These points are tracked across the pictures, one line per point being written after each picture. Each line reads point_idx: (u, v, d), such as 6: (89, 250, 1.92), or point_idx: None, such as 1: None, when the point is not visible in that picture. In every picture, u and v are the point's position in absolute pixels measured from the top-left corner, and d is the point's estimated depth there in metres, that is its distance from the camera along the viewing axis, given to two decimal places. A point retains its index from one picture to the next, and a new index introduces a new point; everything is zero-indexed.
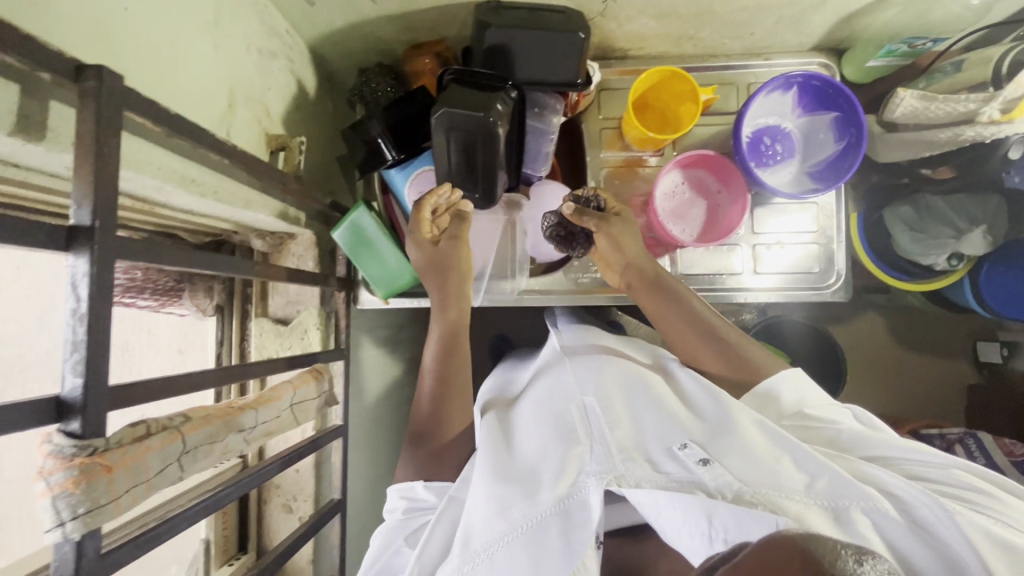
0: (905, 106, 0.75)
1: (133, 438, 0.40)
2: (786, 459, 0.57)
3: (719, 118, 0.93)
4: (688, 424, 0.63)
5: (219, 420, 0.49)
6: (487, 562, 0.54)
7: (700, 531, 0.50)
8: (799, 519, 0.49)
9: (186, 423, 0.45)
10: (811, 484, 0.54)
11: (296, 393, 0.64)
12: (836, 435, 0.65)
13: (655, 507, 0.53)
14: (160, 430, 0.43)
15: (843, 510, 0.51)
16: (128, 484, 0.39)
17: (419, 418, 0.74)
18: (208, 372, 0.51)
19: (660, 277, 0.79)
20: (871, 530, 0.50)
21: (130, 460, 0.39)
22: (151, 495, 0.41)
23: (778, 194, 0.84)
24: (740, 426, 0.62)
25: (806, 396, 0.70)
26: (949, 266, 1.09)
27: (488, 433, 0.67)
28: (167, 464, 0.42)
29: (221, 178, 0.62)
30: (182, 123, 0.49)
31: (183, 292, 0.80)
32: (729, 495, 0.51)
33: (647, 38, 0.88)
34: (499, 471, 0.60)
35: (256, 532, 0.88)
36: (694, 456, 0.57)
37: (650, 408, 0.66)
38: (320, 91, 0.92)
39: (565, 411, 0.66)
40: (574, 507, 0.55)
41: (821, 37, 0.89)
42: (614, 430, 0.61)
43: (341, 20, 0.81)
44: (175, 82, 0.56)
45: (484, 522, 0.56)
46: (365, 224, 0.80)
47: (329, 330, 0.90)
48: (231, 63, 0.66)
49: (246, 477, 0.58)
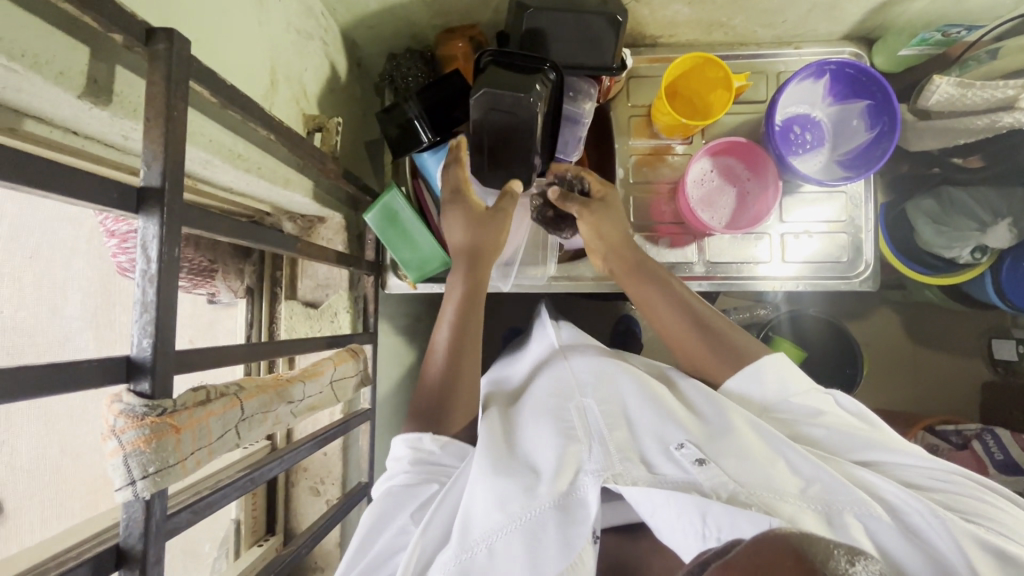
0: (941, 93, 0.74)
1: (195, 402, 0.40)
2: (780, 463, 0.58)
3: (748, 107, 0.93)
4: (688, 424, 0.64)
5: (272, 390, 0.49)
6: (485, 553, 0.54)
7: (694, 530, 0.51)
8: (792, 519, 0.51)
9: (243, 391, 0.45)
10: (804, 488, 0.55)
11: (337, 369, 0.64)
12: (823, 434, 0.64)
13: (650, 504, 0.55)
14: (219, 396, 0.43)
15: (836, 512, 0.53)
16: (193, 447, 0.39)
17: (426, 389, 0.71)
18: (255, 343, 0.51)
19: (643, 262, 0.79)
20: (865, 534, 0.51)
21: (196, 423, 0.39)
22: (212, 459, 0.41)
23: (808, 181, 0.84)
24: (734, 425, 0.63)
25: (789, 385, 0.69)
26: (973, 259, 1.10)
27: (489, 427, 0.66)
28: (227, 429, 0.42)
29: (264, 155, 0.62)
30: (236, 95, 0.50)
31: (216, 274, 0.80)
32: (723, 494, 0.53)
33: (679, 25, 0.89)
34: (498, 463, 0.60)
35: (283, 515, 0.88)
36: (690, 456, 0.58)
37: (649, 405, 0.66)
38: (350, 76, 0.92)
39: (564, 410, 0.67)
40: (573, 503, 0.56)
41: (852, 26, 0.89)
42: (613, 432, 0.63)
43: (376, 2, 0.81)
44: (225, 56, 0.56)
45: (484, 512, 0.56)
46: (398, 206, 0.81)
47: (357, 314, 0.93)
48: (273, 41, 0.66)
49: (288, 452, 0.59)
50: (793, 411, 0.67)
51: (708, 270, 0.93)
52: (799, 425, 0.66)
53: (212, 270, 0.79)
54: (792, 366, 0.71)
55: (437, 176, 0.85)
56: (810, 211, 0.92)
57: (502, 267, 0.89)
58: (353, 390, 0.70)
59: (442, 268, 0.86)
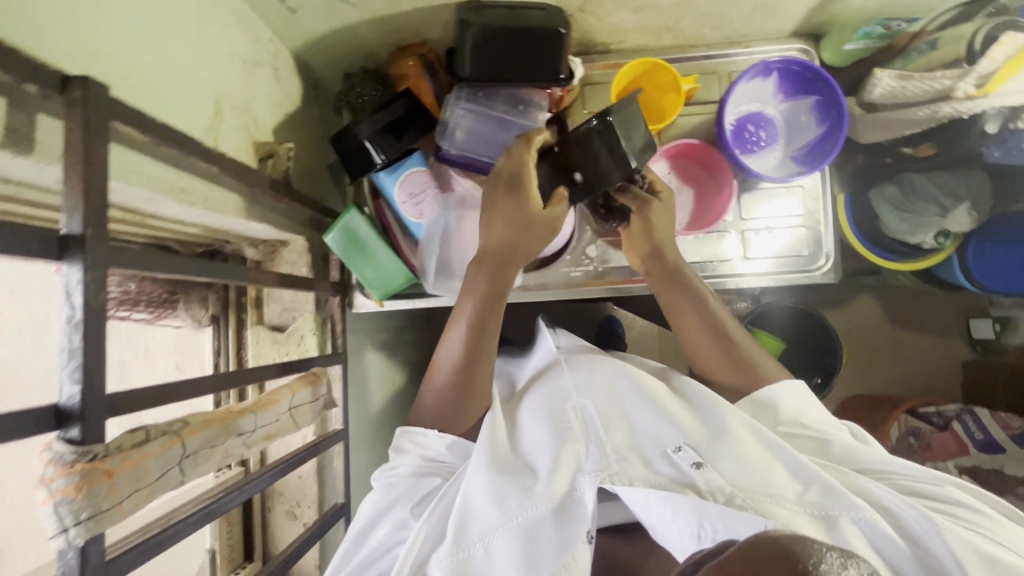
0: (883, 86, 0.77)
1: (133, 443, 0.41)
2: (779, 466, 0.61)
3: (702, 108, 0.94)
4: (687, 424, 0.66)
5: (218, 424, 0.49)
6: (483, 547, 0.60)
7: (689, 530, 0.56)
8: (787, 524, 0.54)
9: (185, 428, 0.45)
10: (802, 492, 0.58)
11: (294, 396, 0.64)
12: (828, 442, 0.67)
13: (647, 507, 0.59)
14: (160, 435, 0.43)
15: (832, 517, 0.55)
16: (130, 489, 0.39)
17: (430, 402, 0.74)
18: (202, 377, 0.51)
19: (678, 271, 0.82)
20: (860, 539, 0.53)
21: (131, 465, 0.39)
22: (153, 500, 0.41)
23: (763, 179, 0.86)
24: (732, 427, 0.65)
25: (807, 410, 0.71)
26: (937, 243, 1.10)
27: (493, 425, 0.71)
28: (168, 468, 0.43)
29: (211, 186, 0.63)
30: (170, 132, 0.50)
31: (178, 303, 0.80)
32: (720, 497, 0.56)
33: (628, 32, 0.89)
34: (498, 464, 0.65)
35: (261, 540, 0.88)
36: (688, 459, 0.62)
37: (644, 406, 0.69)
38: (307, 98, 0.92)
39: (561, 411, 0.70)
40: (569, 504, 0.62)
41: (798, 23, 0.90)
42: (610, 433, 0.66)
43: (325, 26, 0.81)
44: (159, 93, 0.56)
45: (482, 510, 0.62)
46: (357, 226, 0.80)
47: (326, 334, 0.88)
48: (216, 73, 0.67)
49: (252, 481, 0.59)
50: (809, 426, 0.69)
51: None
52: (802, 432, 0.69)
53: (173, 300, 0.80)
54: (804, 391, 0.74)
55: (395, 195, 0.85)
56: (769, 207, 0.93)
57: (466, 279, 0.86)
58: (316, 415, 0.71)
59: (406, 284, 0.87)
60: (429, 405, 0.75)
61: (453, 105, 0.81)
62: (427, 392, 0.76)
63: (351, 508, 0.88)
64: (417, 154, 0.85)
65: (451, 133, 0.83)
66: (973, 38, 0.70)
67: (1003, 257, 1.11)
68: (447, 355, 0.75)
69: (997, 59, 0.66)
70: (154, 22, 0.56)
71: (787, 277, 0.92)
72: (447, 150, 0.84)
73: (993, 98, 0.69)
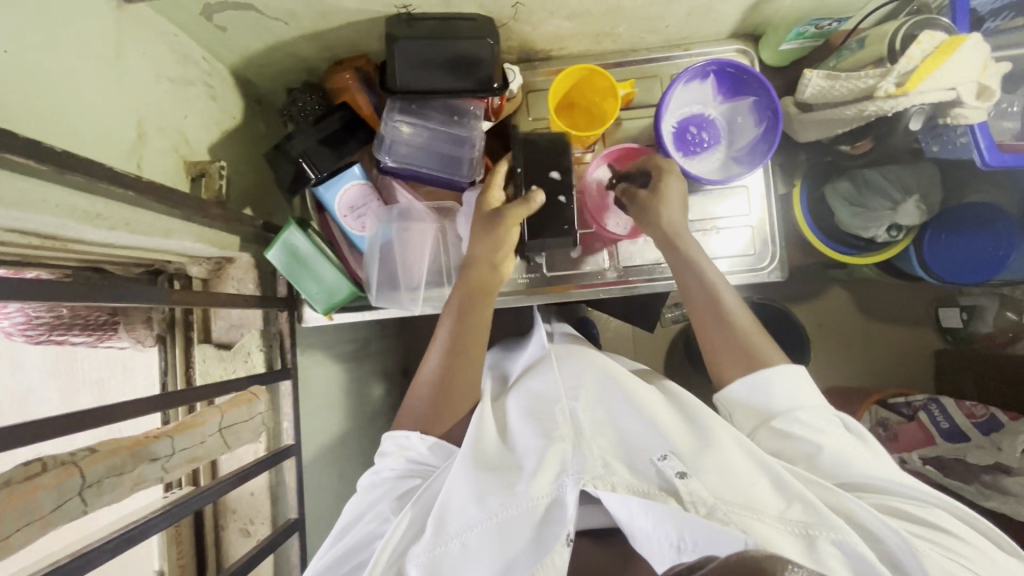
0: (813, 86, 0.78)
1: (24, 476, 0.43)
2: (762, 480, 0.59)
3: (645, 111, 0.94)
4: (675, 435, 0.63)
5: (126, 451, 0.51)
6: (459, 543, 0.60)
7: (669, 541, 0.54)
8: (768, 541, 0.52)
9: (85, 458, 0.48)
10: (784, 509, 0.56)
11: (225, 417, 0.65)
12: (818, 451, 0.65)
13: (628, 513, 0.57)
14: (57, 466, 0.46)
15: (812, 537, 0.54)
16: (16, 523, 0.41)
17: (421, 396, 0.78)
18: (114, 404, 0.53)
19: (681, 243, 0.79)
20: (839, 559, 0.53)
21: (18, 499, 0.42)
22: (47, 531, 0.44)
23: (703, 181, 0.86)
24: (717, 437, 0.63)
25: (797, 399, 0.69)
26: (890, 238, 1.08)
27: (481, 422, 0.73)
28: (64, 499, 0.45)
29: (133, 210, 0.63)
30: (70, 159, 0.50)
31: (118, 326, 0.82)
32: (702, 510, 0.55)
33: (566, 38, 0.90)
34: (481, 463, 0.65)
35: (214, 557, 0.88)
36: (673, 468, 0.59)
37: (627, 406, 0.68)
38: (250, 114, 0.92)
39: (549, 413, 0.70)
40: (551, 504, 0.60)
41: (735, 25, 0.90)
42: (597, 437, 0.64)
43: (258, 43, 0.81)
44: (69, 121, 0.57)
45: (463, 505, 0.62)
46: (297, 242, 0.80)
47: (274, 350, 0.88)
48: (137, 97, 0.67)
49: (178, 506, 0.59)
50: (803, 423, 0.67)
51: (621, 274, 0.94)
52: (798, 439, 0.66)
53: (114, 322, 0.81)
54: (805, 380, 0.71)
55: (336, 208, 0.85)
56: (716, 207, 0.93)
57: (411, 291, 0.86)
58: (254, 433, 0.71)
59: (351, 296, 0.86)
60: (418, 414, 0.77)
61: (388, 118, 0.83)
62: (416, 392, 0.80)
63: (305, 523, 0.88)
64: (356, 166, 0.84)
65: (388, 146, 0.84)
66: (893, 37, 0.72)
67: (959, 248, 1.05)
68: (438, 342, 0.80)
69: (915, 58, 0.68)
70: (60, 50, 0.56)
71: (737, 276, 0.93)
72: (387, 163, 0.85)
73: (913, 97, 0.69)
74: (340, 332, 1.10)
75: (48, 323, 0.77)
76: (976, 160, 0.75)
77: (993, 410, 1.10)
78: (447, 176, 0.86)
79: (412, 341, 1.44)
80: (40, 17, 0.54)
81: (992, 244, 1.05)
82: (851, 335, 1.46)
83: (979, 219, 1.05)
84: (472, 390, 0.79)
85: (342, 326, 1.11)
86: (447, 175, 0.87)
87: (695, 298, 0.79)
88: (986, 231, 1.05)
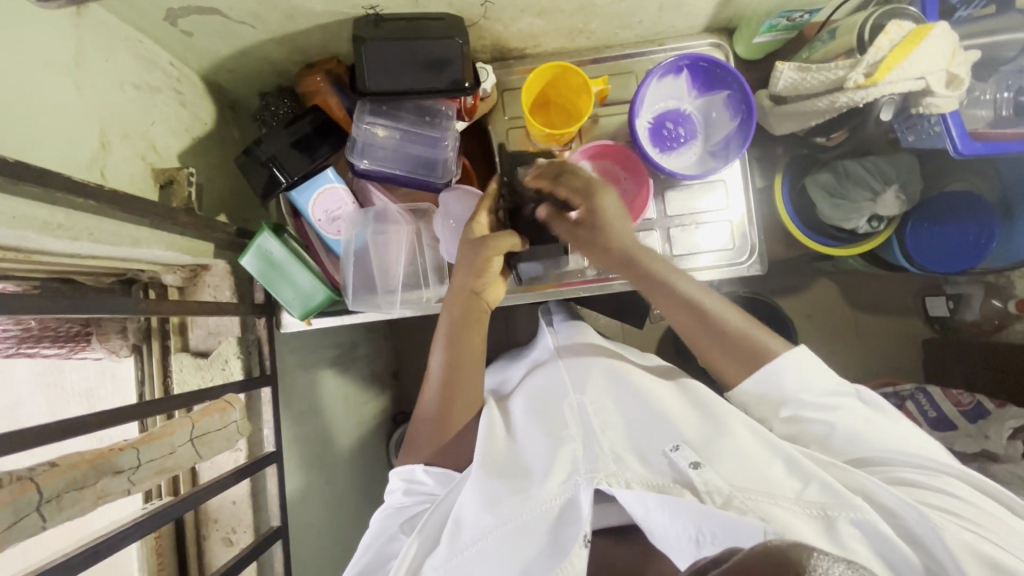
0: (785, 79, 0.79)
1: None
2: (776, 464, 0.61)
3: (620, 107, 0.94)
4: (683, 428, 0.67)
5: (87, 465, 0.50)
6: (473, 553, 0.61)
7: (687, 534, 0.54)
8: (789, 527, 0.52)
9: (43, 473, 0.47)
10: (801, 491, 0.58)
11: (197, 427, 0.64)
12: (835, 435, 0.68)
13: (642, 506, 0.57)
14: (13, 482, 0.45)
15: (831, 517, 0.54)
16: None
17: (425, 414, 0.79)
18: (77, 416, 0.52)
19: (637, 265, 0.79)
20: (858, 538, 0.53)
21: None
22: (3, 548, 0.43)
23: (677, 177, 0.85)
24: (729, 426, 0.67)
25: (809, 382, 0.70)
26: (872, 229, 1.09)
27: (490, 425, 0.76)
28: (20, 516, 0.44)
29: (97, 219, 0.62)
30: (24, 170, 0.50)
31: (91, 336, 0.80)
32: (718, 500, 0.54)
33: (539, 36, 0.89)
34: (493, 472, 0.67)
35: (197, 567, 0.87)
36: (686, 459, 0.60)
37: (642, 404, 0.72)
38: (222, 119, 0.91)
39: (557, 411, 0.74)
40: (565, 507, 0.60)
41: (708, 19, 0.90)
42: (606, 432, 0.67)
43: (226, 47, 0.80)
44: (27, 132, 0.56)
45: (476, 515, 0.63)
46: (271, 248, 0.79)
47: (252, 356, 0.87)
48: (100, 104, 0.66)
49: (149, 518, 0.58)
50: (814, 408, 0.69)
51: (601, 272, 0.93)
52: (806, 421, 0.70)
53: (86, 333, 0.80)
54: (816, 363, 0.71)
55: (311, 212, 0.85)
56: (695, 202, 0.93)
57: (388, 293, 0.86)
58: (231, 440, 0.70)
59: (328, 301, 0.85)
60: (426, 441, 0.78)
61: (359, 121, 0.82)
62: (420, 407, 0.81)
63: (289, 530, 0.87)
64: (329, 170, 0.83)
65: (361, 149, 0.84)
66: (862, 27, 0.72)
67: (939, 237, 1.06)
68: (434, 373, 0.80)
69: (884, 48, 0.68)
70: (14, 58, 0.55)
71: (716, 271, 0.93)
72: (360, 166, 0.84)
73: (884, 87, 0.68)
74: (322, 338, 1.09)
75: (17, 335, 0.76)
76: (949, 149, 0.75)
77: (979, 398, 1.10)
78: (422, 179, 0.86)
79: (399, 344, 1.44)
80: None
81: (972, 230, 1.05)
82: (838, 327, 1.46)
83: (961, 207, 1.05)
84: (472, 401, 0.80)
85: (324, 331, 1.10)
86: (422, 176, 0.86)
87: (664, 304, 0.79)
88: (968, 215, 1.05)
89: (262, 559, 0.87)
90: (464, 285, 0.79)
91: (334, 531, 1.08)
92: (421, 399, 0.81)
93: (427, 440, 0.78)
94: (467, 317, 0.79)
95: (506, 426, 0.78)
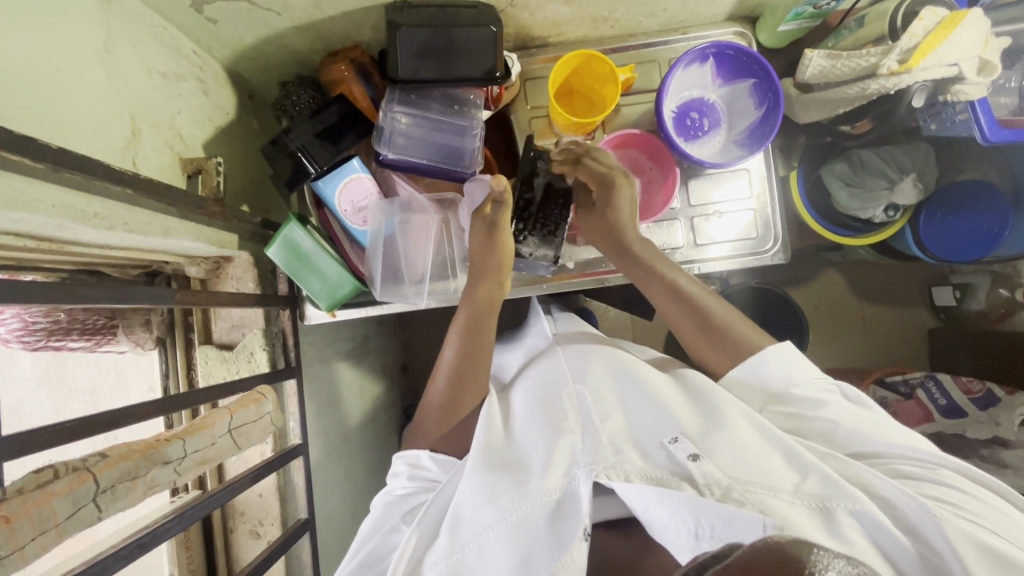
0: (814, 66, 0.80)
1: (37, 484, 0.45)
2: (775, 457, 0.58)
3: (644, 96, 0.93)
4: (683, 417, 0.65)
5: (138, 456, 0.53)
6: (475, 547, 0.60)
7: (686, 528, 0.53)
8: (787, 520, 0.50)
9: (98, 464, 0.49)
10: (799, 483, 0.55)
11: (234, 418, 0.66)
12: (830, 429, 0.65)
13: (642, 500, 0.57)
14: (70, 473, 0.47)
15: (829, 508, 0.52)
16: (32, 533, 0.42)
17: (431, 409, 0.78)
18: (146, 403, 0.54)
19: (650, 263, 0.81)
20: (856, 530, 0.51)
21: (31, 508, 0.43)
22: (63, 539, 0.45)
23: (706, 165, 0.85)
24: (730, 419, 0.63)
25: (793, 374, 0.70)
26: (887, 219, 1.07)
27: (489, 418, 0.74)
28: (78, 507, 0.46)
29: (131, 209, 0.62)
30: (69, 156, 0.49)
31: (117, 329, 0.80)
32: (717, 492, 0.53)
33: (563, 23, 0.88)
34: (490, 464, 0.65)
35: (222, 559, 0.87)
36: (685, 451, 0.59)
37: (640, 397, 0.69)
38: (243, 110, 0.90)
39: (556, 400, 0.72)
40: (564, 499, 0.60)
41: (732, 6, 0.90)
42: (604, 422, 0.65)
43: (251, 35, 0.79)
44: (65, 119, 0.55)
45: (475, 509, 0.61)
46: (298, 239, 0.77)
47: (277, 350, 0.86)
48: (129, 93, 0.65)
49: (192, 508, 0.59)
50: (801, 404, 0.68)
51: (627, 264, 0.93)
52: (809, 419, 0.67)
53: (112, 327, 0.80)
54: (796, 352, 0.72)
55: (336, 203, 0.83)
56: (717, 192, 0.93)
57: (415, 284, 0.87)
58: (266, 431, 0.72)
59: (354, 293, 0.85)
60: (433, 428, 0.77)
61: (386, 109, 0.82)
62: (427, 394, 0.80)
63: (316, 523, 0.86)
64: (354, 160, 0.82)
65: (387, 138, 0.83)
66: (894, 14, 0.73)
67: (955, 226, 1.05)
68: (445, 360, 0.80)
69: (918, 35, 0.69)
70: (54, 45, 0.55)
71: (738, 260, 0.93)
72: (386, 155, 0.83)
73: (916, 74, 0.69)
74: (339, 331, 1.08)
75: (45, 328, 0.75)
76: (977, 136, 0.76)
77: (989, 386, 1.10)
78: (450, 169, 0.85)
79: (411, 337, 1.43)
80: (31, 10, 0.52)
81: (984, 220, 1.05)
82: (847, 316, 1.47)
83: (973, 195, 1.06)
84: (480, 388, 0.79)
85: (342, 325, 1.09)
86: (448, 165, 0.85)
87: (684, 327, 0.79)
88: (980, 207, 1.06)
89: (290, 553, 0.87)
90: (487, 268, 0.81)
91: (352, 526, 1.08)
92: (428, 390, 0.80)
93: (435, 425, 0.77)
94: (485, 308, 0.80)
95: (506, 418, 0.76)
